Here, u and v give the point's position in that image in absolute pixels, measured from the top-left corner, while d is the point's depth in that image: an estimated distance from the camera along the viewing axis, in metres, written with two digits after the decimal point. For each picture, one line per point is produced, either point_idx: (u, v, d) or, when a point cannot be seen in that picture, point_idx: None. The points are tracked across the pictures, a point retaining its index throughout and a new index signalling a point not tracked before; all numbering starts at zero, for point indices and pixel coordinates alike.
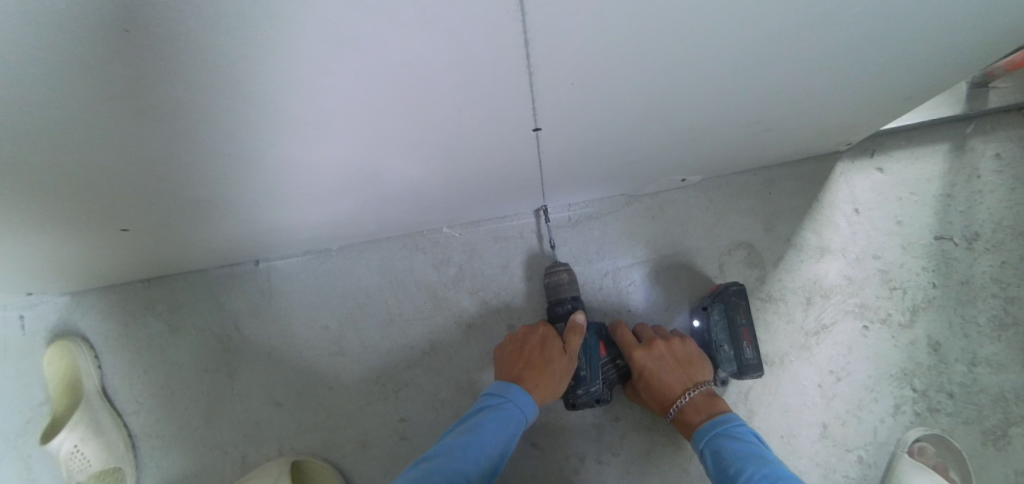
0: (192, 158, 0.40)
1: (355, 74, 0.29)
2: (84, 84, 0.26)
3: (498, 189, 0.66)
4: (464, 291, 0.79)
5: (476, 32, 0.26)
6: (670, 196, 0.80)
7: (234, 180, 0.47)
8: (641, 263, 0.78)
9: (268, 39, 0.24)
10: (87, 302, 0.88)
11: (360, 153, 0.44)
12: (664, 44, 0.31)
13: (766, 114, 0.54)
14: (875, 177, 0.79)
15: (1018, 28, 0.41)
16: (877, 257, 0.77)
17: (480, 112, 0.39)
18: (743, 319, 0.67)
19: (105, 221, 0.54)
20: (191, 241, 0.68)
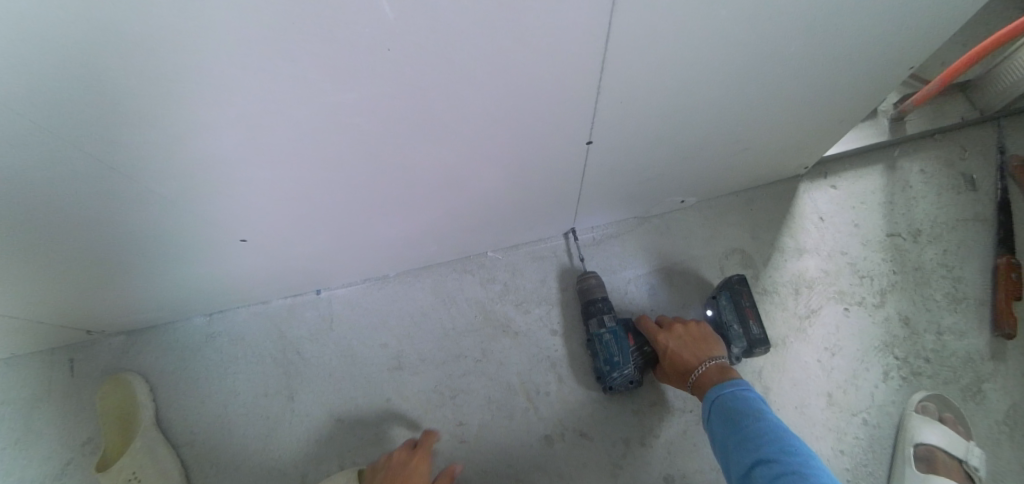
0: (349, 166, 0.52)
1: (493, 97, 0.45)
2: (344, 95, 0.39)
3: (536, 208, 0.80)
4: (510, 304, 0.88)
5: (586, 58, 0.42)
6: (673, 217, 0.95)
7: (351, 188, 0.59)
8: (658, 271, 0.91)
9: (476, 62, 0.38)
10: (150, 340, 0.96)
11: (459, 170, 0.60)
12: (682, 71, 0.49)
13: (744, 134, 0.72)
14: (832, 192, 0.98)
15: (905, 62, 0.61)
16: (844, 254, 0.94)
17: (551, 131, 0.56)
18: (747, 301, 0.81)
19: (230, 234, 0.64)
20: (279, 261, 0.78)
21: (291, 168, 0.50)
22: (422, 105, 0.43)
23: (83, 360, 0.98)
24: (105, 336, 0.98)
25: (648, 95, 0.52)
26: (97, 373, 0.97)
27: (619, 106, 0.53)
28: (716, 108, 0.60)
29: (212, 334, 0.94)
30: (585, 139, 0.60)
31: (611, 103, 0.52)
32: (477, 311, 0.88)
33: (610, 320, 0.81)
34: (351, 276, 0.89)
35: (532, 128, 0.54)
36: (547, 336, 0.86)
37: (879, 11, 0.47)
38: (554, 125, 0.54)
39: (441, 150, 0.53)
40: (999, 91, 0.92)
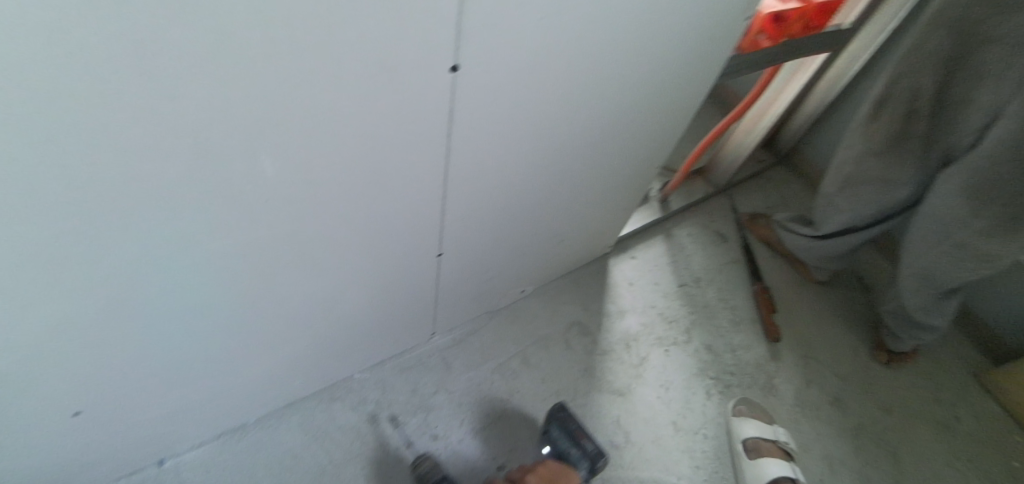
0: (212, 314, 0.55)
1: (352, 237, 0.57)
2: (246, 234, 0.46)
3: (404, 320, 0.89)
4: (386, 419, 0.91)
5: (434, 189, 0.58)
6: (518, 306, 1.10)
7: (214, 340, 0.60)
8: (514, 355, 1.02)
9: (350, 200, 0.50)
10: None
11: (319, 304, 0.68)
12: (496, 192, 0.69)
13: (554, 231, 0.96)
14: (634, 262, 1.25)
15: (635, 173, 0.94)
16: (654, 306, 1.18)
17: (398, 254, 0.68)
18: (572, 424, 0.87)
19: (62, 413, 0.55)
20: (132, 431, 0.68)
21: (146, 331, 0.51)
22: (296, 248, 0.53)
23: None
24: None
25: (473, 213, 0.71)
26: None
27: (454, 225, 0.70)
28: (528, 213, 0.82)
29: None
30: (436, 251, 0.74)
31: (455, 220, 0.69)
32: (352, 436, 0.88)
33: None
34: (205, 434, 0.82)
35: (387, 253, 0.66)
36: (429, 441, 0.89)
37: (602, 145, 0.77)
38: (396, 252, 0.67)
39: (299, 286, 0.61)
40: (726, 168, 1.41)
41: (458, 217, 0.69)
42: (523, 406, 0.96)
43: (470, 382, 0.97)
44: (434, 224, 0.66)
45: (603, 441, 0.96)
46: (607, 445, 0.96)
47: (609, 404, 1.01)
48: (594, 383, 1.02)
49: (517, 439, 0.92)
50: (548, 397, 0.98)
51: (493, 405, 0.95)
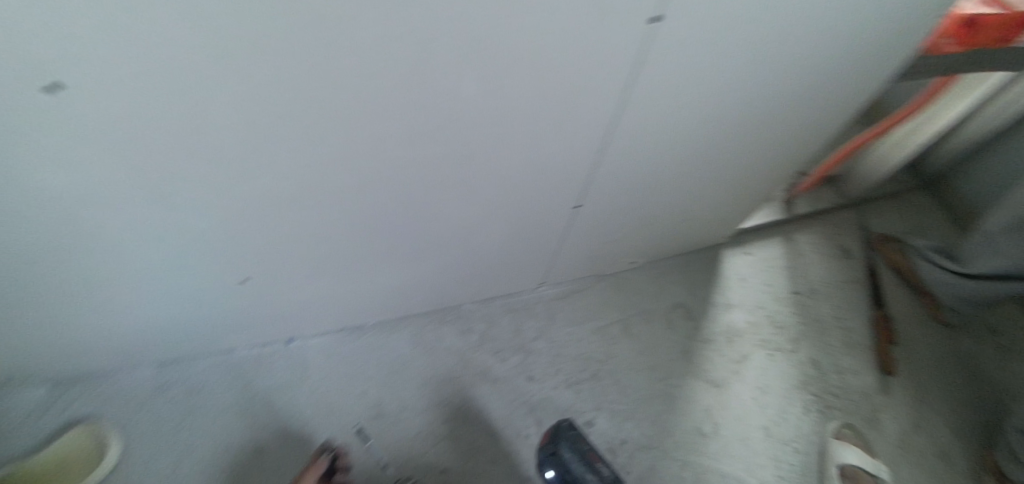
0: (390, 202, 0.63)
1: (516, 158, 0.62)
2: (442, 134, 0.53)
3: (518, 262, 0.94)
4: (488, 351, 0.95)
5: (593, 130, 0.62)
6: (626, 275, 1.11)
7: (380, 231, 0.69)
8: (616, 321, 1.03)
9: (528, 122, 0.55)
10: (71, 396, 0.83)
11: (464, 219, 0.74)
12: (643, 147, 0.70)
13: (682, 205, 0.94)
14: (747, 257, 1.18)
15: (780, 154, 0.88)
16: (762, 308, 1.12)
17: (544, 189, 0.72)
18: (585, 445, 0.80)
19: (241, 269, 0.66)
20: (284, 302, 0.79)
21: (335, 207, 0.59)
22: (463, 157, 0.58)
23: None
24: None
25: (619, 161, 0.72)
26: None
27: (603, 173, 0.74)
28: (666, 179, 0.82)
29: (158, 388, 0.86)
30: (572, 201, 0.78)
31: (600, 171, 0.72)
32: (456, 360, 0.93)
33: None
34: (326, 326, 0.92)
35: (535, 187, 0.71)
36: (525, 382, 0.93)
37: (757, 117, 0.73)
38: (547, 184, 0.71)
39: (455, 202, 0.68)
40: (863, 178, 1.31)
41: (606, 167, 0.72)
42: (618, 372, 0.97)
43: (570, 336, 0.99)
44: (580, 172, 0.71)
45: (690, 425, 0.95)
46: (693, 431, 0.94)
47: (701, 392, 0.98)
48: (690, 367, 1.00)
49: (606, 402, 0.94)
50: (642, 370, 0.98)
51: (589, 363, 0.97)
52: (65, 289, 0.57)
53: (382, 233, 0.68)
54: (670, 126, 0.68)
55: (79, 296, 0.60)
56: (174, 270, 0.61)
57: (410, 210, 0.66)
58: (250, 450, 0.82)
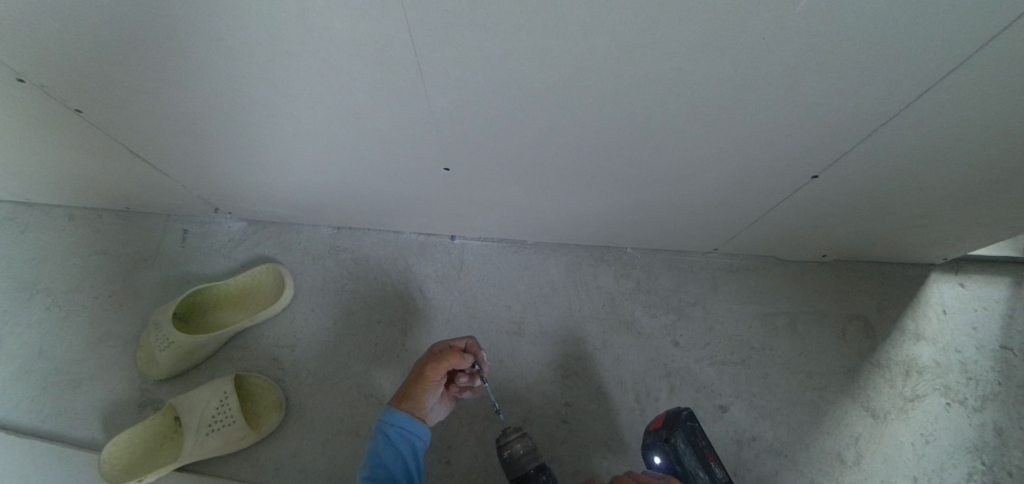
0: (633, 124, 0.57)
1: (803, 112, 0.52)
2: (734, 73, 0.46)
3: (698, 222, 0.85)
4: (638, 303, 0.94)
5: (903, 110, 0.49)
6: (809, 267, 0.99)
7: (598, 149, 0.64)
8: (782, 313, 0.95)
9: (842, 78, 0.45)
10: (283, 235, 1.00)
11: (694, 162, 0.66)
12: (952, 138, 0.54)
13: (927, 214, 0.76)
14: (958, 290, 0.98)
15: None
16: (957, 352, 0.94)
17: (802, 157, 0.62)
18: (702, 441, 0.74)
19: (446, 157, 0.71)
20: (463, 197, 0.83)
21: (573, 113, 0.56)
22: (742, 94, 0.49)
23: (196, 235, 1.01)
24: (227, 220, 1.01)
25: (913, 147, 0.56)
26: (211, 251, 0.99)
27: (868, 153, 0.59)
28: (941, 177, 0.64)
29: (343, 247, 0.99)
30: (813, 172, 0.66)
31: (868, 148, 0.58)
32: (605, 301, 0.94)
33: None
34: (494, 233, 0.95)
35: (788, 148, 0.60)
36: (668, 345, 0.91)
37: None
38: (802, 151, 0.60)
39: (687, 139, 0.60)
40: None
41: (878, 144, 0.57)
42: (768, 366, 0.91)
43: (728, 313, 0.95)
44: (845, 146, 0.58)
45: (830, 446, 0.87)
46: (832, 453, 0.86)
47: (852, 416, 0.89)
48: (848, 387, 0.91)
49: (746, 391, 0.89)
50: (795, 371, 0.91)
51: (740, 347, 0.92)
52: (301, 113, 0.62)
53: (604, 154, 0.66)
54: (994, 123, 0.50)
55: (308, 123, 0.65)
56: (389, 127, 0.64)
57: (644, 140, 0.61)
58: (408, 322, 0.92)
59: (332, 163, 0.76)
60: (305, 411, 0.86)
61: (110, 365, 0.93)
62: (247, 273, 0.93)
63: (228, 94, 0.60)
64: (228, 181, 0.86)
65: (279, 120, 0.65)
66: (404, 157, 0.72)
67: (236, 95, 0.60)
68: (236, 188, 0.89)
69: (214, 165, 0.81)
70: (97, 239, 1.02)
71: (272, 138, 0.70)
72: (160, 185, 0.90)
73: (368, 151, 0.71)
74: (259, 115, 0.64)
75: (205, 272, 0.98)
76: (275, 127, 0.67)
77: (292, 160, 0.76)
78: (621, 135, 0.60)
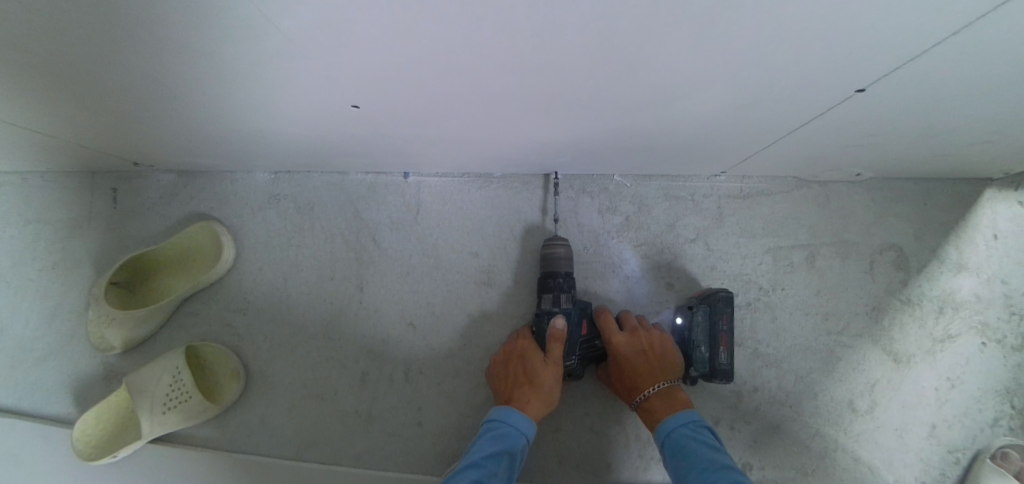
0: (587, 44, 0.39)
1: (832, 12, 0.33)
2: None
3: (696, 148, 0.68)
4: (627, 242, 0.80)
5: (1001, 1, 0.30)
6: (837, 188, 0.81)
7: (548, 72, 0.46)
8: (801, 246, 0.80)
9: None
10: (219, 187, 0.88)
11: (681, 82, 0.47)
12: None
13: (1005, 126, 0.56)
14: (1019, 209, 0.80)
15: None
16: (1005, 283, 0.80)
17: (834, 74, 0.43)
18: (724, 326, 0.68)
19: (351, 94, 0.54)
20: (399, 134, 0.67)
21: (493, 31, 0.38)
22: None
23: (126, 192, 0.90)
24: (155, 171, 0.89)
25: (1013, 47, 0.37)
26: (145, 209, 0.89)
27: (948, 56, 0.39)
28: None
29: (284, 194, 0.86)
30: (858, 86, 0.46)
31: (939, 54, 0.38)
32: (588, 242, 0.80)
33: (567, 300, 0.71)
34: (452, 168, 0.80)
35: (817, 61, 0.41)
36: (661, 290, 0.78)
37: None
38: (845, 60, 0.41)
39: (673, 56, 0.41)
40: None
41: (970, 45, 0.37)
42: (778, 309, 0.79)
43: (733, 249, 0.79)
44: (904, 55, 0.39)
45: (841, 395, 0.77)
46: (843, 402, 0.77)
47: (872, 361, 0.78)
48: (870, 328, 0.79)
49: (749, 338, 0.78)
50: (810, 313, 0.79)
51: (745, 288, 0.79)
52: (112, 34, 0.43)
53: (557, 78, 0.48)
54: None
55: (138, 51, 0.46)
56: (248, 52, 0.44)
57: (606, 58, 0.43)
58: (364, 276, 0.83)
59: (229, 109, 0.61)
60: (265, 379, 0.81)
61: (64, 339, 0.88)
62: (184, 231, 0.83)
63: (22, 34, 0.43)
64: (127, 136, 0.73)
65: (102, 51, 0.46)
66: (301, 95, 0.55)
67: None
68: (141, 141, 0.75)
69: (96, 120, 0.66)
70: (26, 204, 0.92)
71: (111, 74, 0.51)
72: (57, 145, 0.77)
73: (262, 96, 0.56)
74: (61, 43, 0.45)
75: (143, 233, 0.89)
76: (108, 62, 0.49)
77: (178, 109, 0.62)
78: (572, 53, 0.42)
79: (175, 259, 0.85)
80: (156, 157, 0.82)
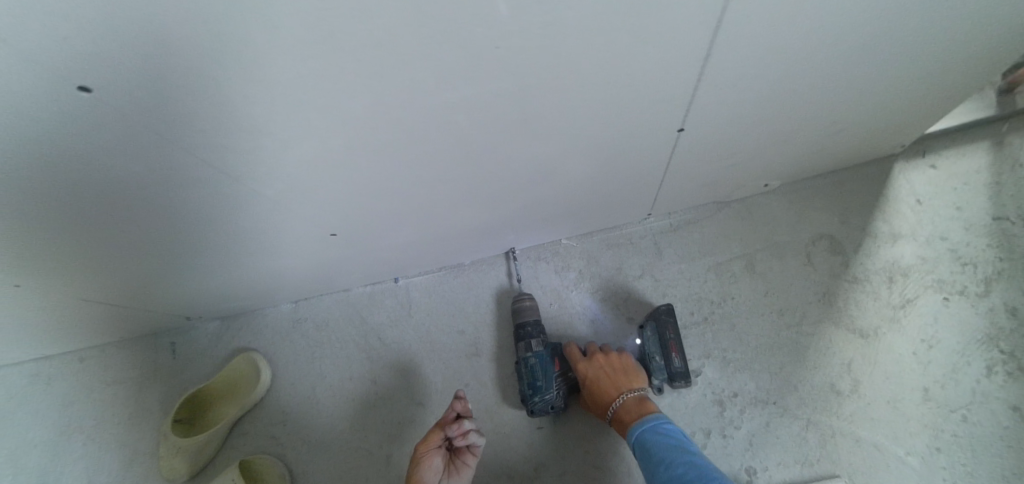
0: (469, 168, 0.55)
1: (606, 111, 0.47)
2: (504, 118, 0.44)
3: (615, 201, 0.81)
4: (585, 290, 0.91)
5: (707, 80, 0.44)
6: (755, 200, 0.93)
7: (451, 190, 0.61)
8: (739, 257, 0.90)
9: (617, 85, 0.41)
10: (252, 323, 1.07)
11: (547, 163, 0.59)
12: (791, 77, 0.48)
13: (844, 124, 0.68)
14: (930, 173, 0.89)
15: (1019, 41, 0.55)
16: (944, 239, 0.86)
17: (650, 136, 0.57)
18: (671, 335, 0.78)
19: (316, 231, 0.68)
20: (374, 251, 0.84)
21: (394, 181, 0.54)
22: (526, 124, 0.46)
23: (182, 344, 1.10)
24: (199, 323, 1.09)
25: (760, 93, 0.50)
26: (196, 356, 1.08)
27: (720, 101, 0.51)
28: (825, 97, 0.56)
29: (302, 318, 1.04)
30: (677, 127, 0.56)
31: (720, 106, 0.51)
32: (553, 298, 0.91)
33: (537, 344, 0.81)
34: (428, 265, 0.96)
35: (633, 129, 0.54)
36: (625, 324, 0.87)
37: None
38: (648, 129, 0.54)
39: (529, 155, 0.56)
40: None
41: (726, 100, 0.51)
42: (735, 316, 0.86)
43: (679, 275, 0.89)
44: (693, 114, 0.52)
45: (822, 380, 0.82)
46: (826, 387, 0.81)
47: (841, 343, 0.83)
48: (829, 313, 0.85)
49: (717, 349, 0.84)
50: (766, 314, 0.86)
51: (700, 305, 0.87)
52: (150, 242, 0.61)
53: (466, 190, 0.63)
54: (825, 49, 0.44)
55: (172, 248, 0.64)
56: (221, 225, 0.59)
57: (489, 173, 0.58)
58: (374, 371, 0.96)
59: (245, 266, 0.79)
60: (310, 476, 0.92)
61: (140, 482, 1.01)
62: (230, 363, 1.00)
63: (107, 256, 0.63)
64: (178, 302, 0.93)
65: (152, 253, 0.65)
66: (295, 245, 0.73)
67: (90, 252, 0.60)
68: (185, 303, 0.95)
69: (153, 297, 0.87)
70: (97, 375, 1.11)
71: (158, 265, 0.70)
72: (128, 320, 0.98)
73: (263, 249, 0.72)
74: (129, 255, 0.64)
75: (197, 375, 1.06)
76: (165, 259, 0.69)
77: (215, 278, 0.81)
78: (463, 178, 0.58)
79: (226, 387, 1.01)
80: (199, 311, 1.01)
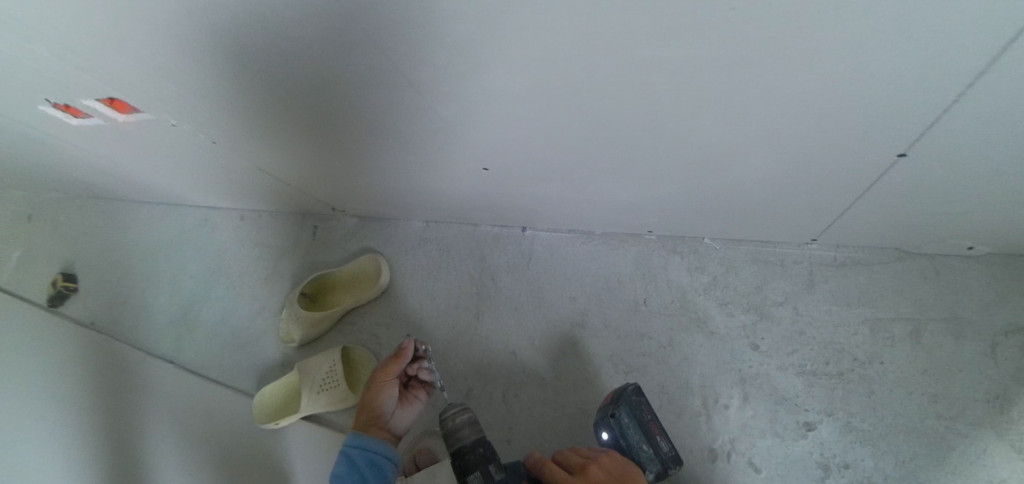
0: (649, 125, 0.52)
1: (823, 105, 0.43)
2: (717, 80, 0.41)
3: (784, 213, 0.75)
4: (715, 300, 0.86)
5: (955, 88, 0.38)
6: (946, 260, 0.77)
7: (619, 143, 0.59)
8: (904, 319, 0.76)
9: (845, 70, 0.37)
10: (384, 230, 1.17)
11: (736, 149, 0.56)
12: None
13: None
14: None
15: None
16: None
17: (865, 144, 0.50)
18: (648, 414, 0.74)
19: (475, 159, 0.71)
20: (509, 193, 0.85)
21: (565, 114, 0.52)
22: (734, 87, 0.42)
23: (322, 229, 1.24)
24: (345, 216, 1.23)
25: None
26: (332, 243, 1.21)
27: (980, 117, 0.41)
28: None
29: (427, 239, 1.11)
30: (897, 150, 0.50)
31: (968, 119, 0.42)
32: (676, 296, 0.88)
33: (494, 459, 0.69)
34: (561, 224, 0.97)
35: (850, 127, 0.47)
36: (745, 346, 0.81)
37: None
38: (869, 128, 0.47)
39: (717, 127, 0.51)
40: None
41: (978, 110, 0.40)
42: (876, 380, 0.75)
43: (828, 316, 0.80)
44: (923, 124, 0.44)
45: None
46: None
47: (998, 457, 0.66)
48: (993, 417, 0.68)
49: (842, 409, 0.74)
50: (913, 393, 0.72)
51: (840, 356, 0.77)
52: (338, 133, 0.69)
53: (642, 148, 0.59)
54: None
55: (352, 143, 0.73)
56: (398, 129, 0.65)
57: (677, 137, 0.55)
58: (476, 309, 1.00)
59: (394, 177, 0.86)
60: None
61: (258, 332, 1.18)
62: (358, 261, 1.12)
63: (301, 137, 0.74)
64: (326, 192, 1.05)
65: (332, 144, 0.75)
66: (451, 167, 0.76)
67: (291, 130, 0.72)
68: (331, 195, 1.06)
69: (307, 183, 0.99)
70: (255, 233, 1.30)
71: (330, 157, 0.81)
72: (286, 195, 1.12)
73: (421, 168, 0.79)
74: (317, 140, 0.75)
75: (327, 260, 1.20)
76: (346, 153, 0.78)
77: (362, 179, 0.90)
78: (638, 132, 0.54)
79: (348, 281, 1.13)
80: (342, 206, 1.13)
